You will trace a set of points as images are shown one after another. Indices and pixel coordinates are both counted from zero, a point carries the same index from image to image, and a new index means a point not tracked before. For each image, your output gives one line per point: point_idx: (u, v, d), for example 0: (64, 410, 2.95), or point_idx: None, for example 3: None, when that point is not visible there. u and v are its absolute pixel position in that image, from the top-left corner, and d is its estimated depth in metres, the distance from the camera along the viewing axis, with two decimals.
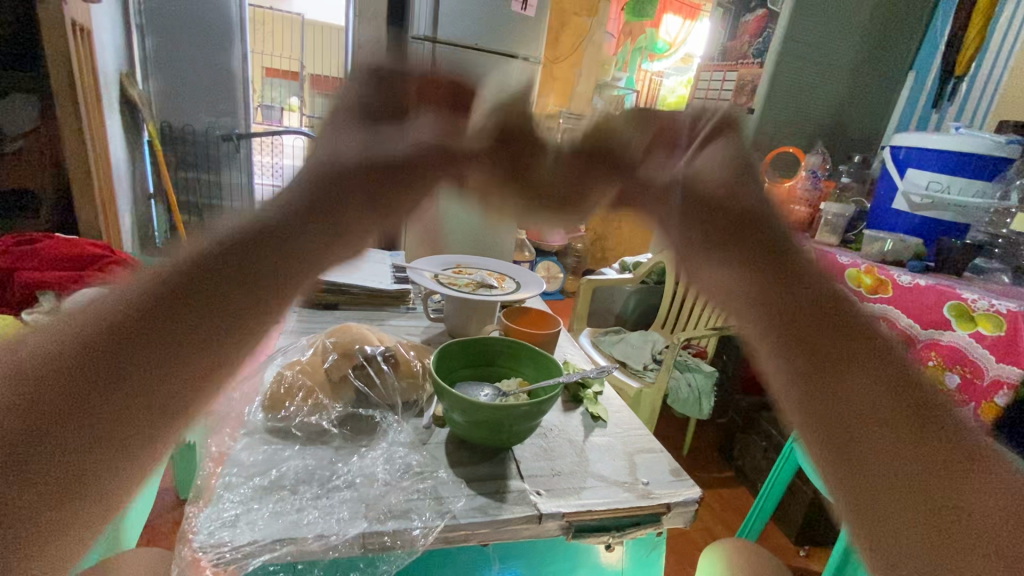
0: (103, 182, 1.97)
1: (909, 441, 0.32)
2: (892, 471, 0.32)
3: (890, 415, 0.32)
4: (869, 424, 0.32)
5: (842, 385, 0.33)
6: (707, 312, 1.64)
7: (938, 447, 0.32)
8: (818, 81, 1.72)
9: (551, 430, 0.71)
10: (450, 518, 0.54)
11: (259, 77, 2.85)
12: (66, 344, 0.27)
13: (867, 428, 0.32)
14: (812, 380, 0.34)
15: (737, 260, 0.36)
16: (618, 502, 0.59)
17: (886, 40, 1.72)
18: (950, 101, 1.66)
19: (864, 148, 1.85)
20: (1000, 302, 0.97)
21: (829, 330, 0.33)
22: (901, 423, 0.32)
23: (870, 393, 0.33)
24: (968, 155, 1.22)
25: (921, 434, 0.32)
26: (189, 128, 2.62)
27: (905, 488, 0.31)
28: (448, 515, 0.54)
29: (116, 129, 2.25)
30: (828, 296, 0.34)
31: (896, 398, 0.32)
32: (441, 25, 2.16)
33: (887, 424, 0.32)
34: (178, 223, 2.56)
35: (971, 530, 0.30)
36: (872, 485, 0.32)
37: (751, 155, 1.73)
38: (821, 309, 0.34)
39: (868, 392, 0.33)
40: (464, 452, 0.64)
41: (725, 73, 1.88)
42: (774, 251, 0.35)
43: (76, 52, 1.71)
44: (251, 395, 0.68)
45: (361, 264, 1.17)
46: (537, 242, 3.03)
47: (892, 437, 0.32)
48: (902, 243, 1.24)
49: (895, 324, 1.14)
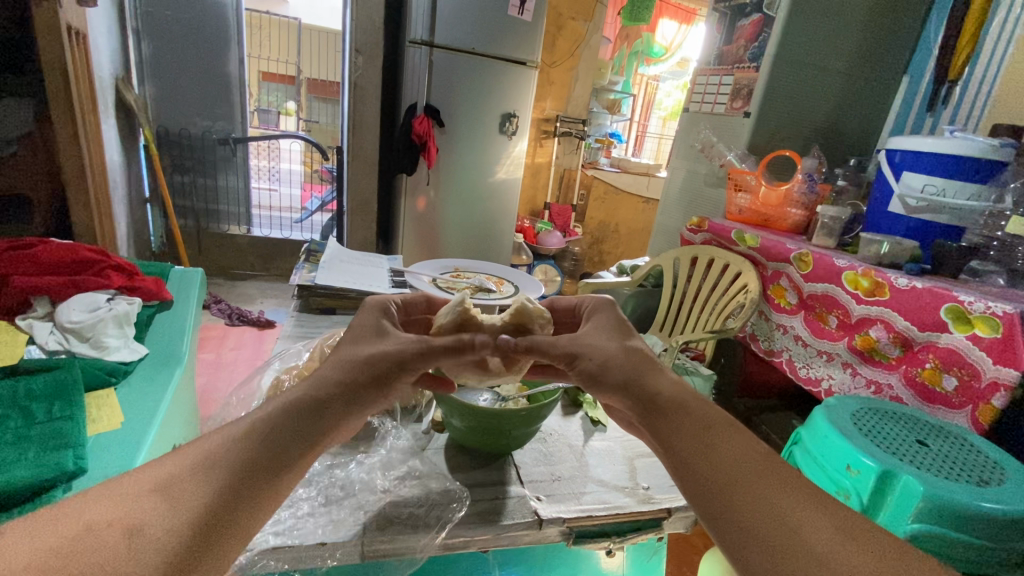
0: (99, 187, 1.97)
1: (779, 484, 0.45)
2: (777, 505, 0.44)
3: (756, 466, 0.47)
4: (745, 469, 0.46)
5: (717, 453, 0.48)
6: (705, 315, 1.65)
7: (798, 486, 0.45)
8: (813, 84, 1.73)
9: (551, 435, 0.71)
10: (451, 524, 0.53)
11: (256, 81, 2.86)
12: (227, 455, 0.44)
13: (743, 477, 0.46)
14: (694, 460, 0.48)
15: (624, 385, 0.56)
16: (619, 506, 0.59)
17: (880, 44, 1.73)
18: (944, 104, 1.67)
19: (859, 151, 1.86)
20: (995, 304, 0.96)
21: (693, 420, 0.51)
22: (767, 472, 0.46)
23: (739, 451, 0.48)
24: (963, 158, 1.22)
25: (783, 480, 0.46)
26: (186, 133, 2.67)
27: (792, 515, 0.43)
28: (448, 522, 0.53)
29: (112, 134, 2.25)
30: (685, 401, 0.54)
31: (755, 457, 0.48)
32: (438, 29, 2.17)
33: (758, 473, 0.46)
34: (174, 227, 2.56)
35: (851, 540, 0.41)
36: (765, 524, 0.43)
37: (747, 158, 1.74)
38: (683, 409, 0.53)
39: (737, 453, 0.48)
40: (464, 458, 0.64)
41: (721, 76, 1.89)
42: (645, 372, 0.56)
43: (71, 57, 1.71)
44: (248, 401, 0.68)
45: (358, 268, 1.17)
46: (534, 246, 3.03)
47: (765, 482, 0.45)
48: (898, 245, 1.24)
49: (893, 326, 1.15)
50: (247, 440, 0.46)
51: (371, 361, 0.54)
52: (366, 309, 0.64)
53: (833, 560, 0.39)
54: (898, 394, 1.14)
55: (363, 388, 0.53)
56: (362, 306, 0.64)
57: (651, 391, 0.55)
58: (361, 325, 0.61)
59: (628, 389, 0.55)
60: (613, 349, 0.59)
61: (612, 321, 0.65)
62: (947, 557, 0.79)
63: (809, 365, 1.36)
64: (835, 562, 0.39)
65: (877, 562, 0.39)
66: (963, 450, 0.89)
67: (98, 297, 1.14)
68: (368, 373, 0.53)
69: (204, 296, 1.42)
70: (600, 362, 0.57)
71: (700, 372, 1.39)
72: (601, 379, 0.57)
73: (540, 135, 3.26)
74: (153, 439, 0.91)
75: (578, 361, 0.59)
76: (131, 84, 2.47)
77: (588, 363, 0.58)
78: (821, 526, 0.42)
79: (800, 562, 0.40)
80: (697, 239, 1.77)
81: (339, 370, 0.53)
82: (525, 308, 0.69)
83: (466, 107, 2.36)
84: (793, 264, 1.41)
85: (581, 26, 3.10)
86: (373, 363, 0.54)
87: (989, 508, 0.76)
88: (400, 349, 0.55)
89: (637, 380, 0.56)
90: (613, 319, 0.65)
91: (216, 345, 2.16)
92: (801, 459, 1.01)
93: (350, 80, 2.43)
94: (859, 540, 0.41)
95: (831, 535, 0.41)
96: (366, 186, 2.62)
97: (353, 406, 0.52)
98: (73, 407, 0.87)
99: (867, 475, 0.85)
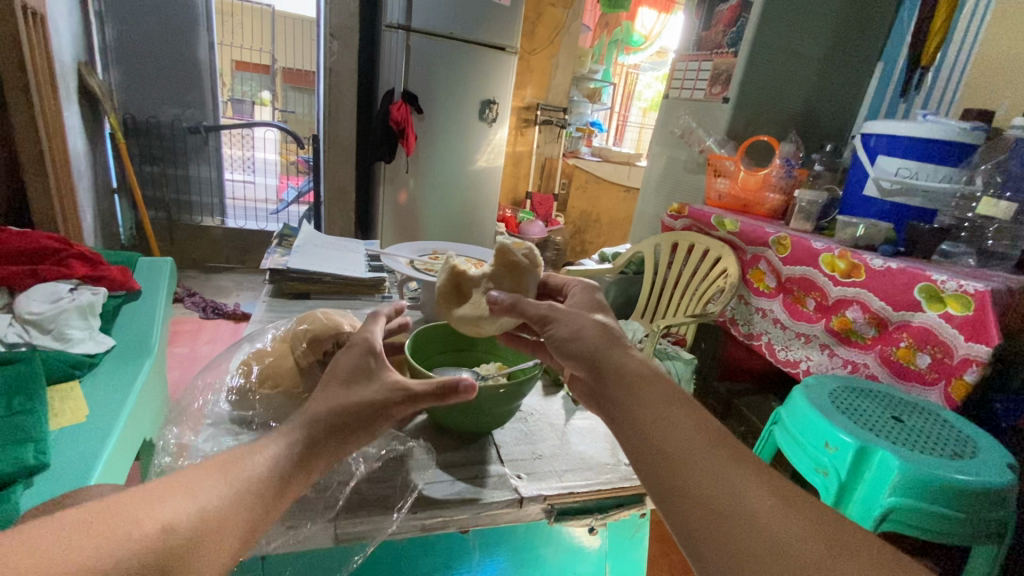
0: (61, 176, 1.89)
1: (731, 455, 0.45)
2: (725, 475, 0.43)
3: (711, 438, 0.46)
4: (700, 441, 0.46)
5: (671, 426, 0.48)
6: (685, 301, 1.65)
7: (747, 458, 0.45)
8: (791, 70, 1.74)
9: (532, 415, 0.71)
10: (422, 490, 0.54)
11: (228, 70, 2.78)
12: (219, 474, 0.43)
13: (694, 448, 0.46)
14: (649, 432, 0.48)
15: (585, 355, 0.56)
16: (601, 483, 0.59)
17: (856, 30, 1.74)
18: (917, 90, 1.69)
19: (836, 137, 1.88)
20: (967, 282, 0.97)
21: (654, 391, 0.51)
22: (721, 445, 0.46)
23: (697, 421, 0.48)
24: (936, 141, 1.24)
25: (737, 452, 0.45)
26: (154, 120, 2.57)
27: (738, 482, 0.43)
28: (418, 487, 0.55)
29: (75, 121, 2.16)
30: (647, 375, 0.53)
31: (711, 430, 0.47)
32: (415, 14, 2.13)
33: (710, 444, 0.46)
34: (143, 219, 2.48)
35: (798, 510, 0.41)
36: (710, 491, 0.43)
37: (726, 144, 1.75)
38: (644, 384, 0.52)
39: (690, 427, 0.47)
40: (442, 438, 0.63)
41: (701, 62, 1.89)
42: (608, 344, 0.56)
43: (27, 39, 1.64)
44: (213, 387, 0.65)
45: (333, 253, 1.14)
46: (516, 235, 3.01)
47: (716, 453, 0.45)
48: (873, 227, 1.27)
49: (868, 307, 1.16)
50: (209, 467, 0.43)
51: (346, 410, 0.51)
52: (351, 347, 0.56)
53: (772, 529, 0.39)
54: (874, 373, 1.16)
55: (347, 433, 0.51)
56: (351, 343, 0.57)
57: (612, 365, 0.54)
58: (342, 366, 0.55)
59: (589, 360, 0.56)
60: (588, 322, 0.58)
61: (595, 302, 0.65)
62: (924, 530, 0.80)
63: (787, 347, 1.38)
64: (776, 526, 0.39)
65: (815, 528, 0.39)
66: (938, 425, 0.91)
67: (60, 287, 1.09)
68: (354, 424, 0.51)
69: (174, 287, 1.39)
70: (572, 329, 0.58)
71: (681, 356, 1.42)
72: (568, 345, 0.58)
73: (521, 124, 3.24)
74: (120, 433, 0.88)
75: (549, 325, 0.60)
76: (95, 70, 2.37)
77: (561, 328, 0.59)
78: (766, 494, 0.42)
79: (740, 527, 0.40)
80: (678, 225, 1.78)
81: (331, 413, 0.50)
82: (505, 243, 0.68)
83: (444, 94, 2.32)
84: (772, 249, 1.42)
85: (561, 13, 3.07)
86: (349, 413, 0.51)
87: (961, 480, 0.77)
88: (381, 398, 0.52)
89: (601, 352, 0.55)
90: (596, 301, 0.65)
91: (190, 339, 2.10)
92: (780, 438, 1.03)
93: (325, 65, 2.37)
94: (803, 507, 0.41)
95: (773, 502, 0.41)
96: (343, 174, 2.56)
97: (337, 445, 0.50)
98: (35, 401, 0.83)
99: (845, 451, 0.86)
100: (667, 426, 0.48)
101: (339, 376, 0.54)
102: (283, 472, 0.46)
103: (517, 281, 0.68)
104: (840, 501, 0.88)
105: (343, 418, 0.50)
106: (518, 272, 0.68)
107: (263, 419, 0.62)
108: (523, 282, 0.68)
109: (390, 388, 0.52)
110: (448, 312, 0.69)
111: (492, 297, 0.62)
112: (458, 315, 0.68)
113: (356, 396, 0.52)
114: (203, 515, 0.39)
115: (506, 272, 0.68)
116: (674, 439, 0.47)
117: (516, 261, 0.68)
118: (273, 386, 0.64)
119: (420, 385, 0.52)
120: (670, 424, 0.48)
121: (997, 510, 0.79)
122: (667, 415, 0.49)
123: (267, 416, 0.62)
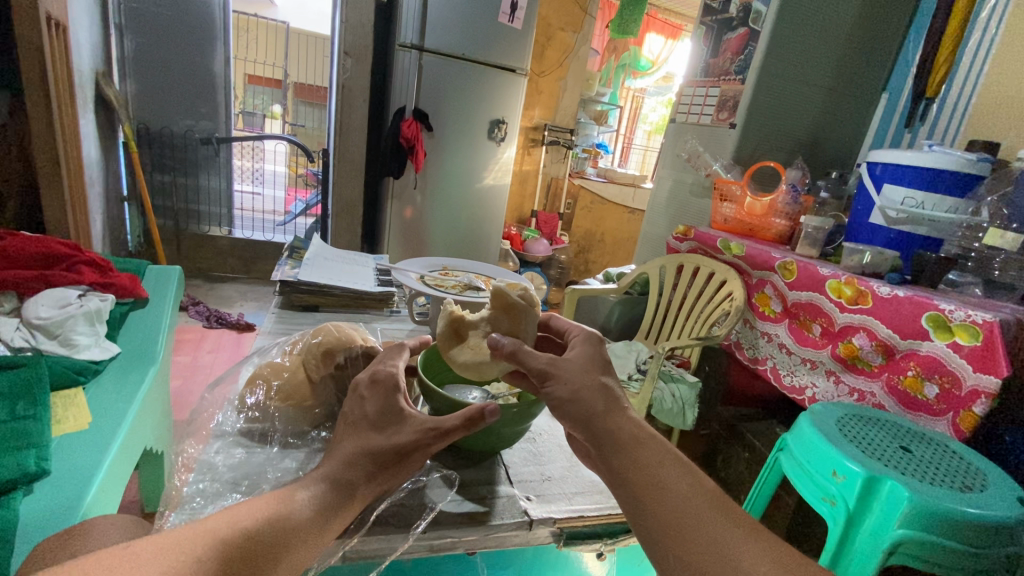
0: (75, 185, 1.91)
1: (728, 519, 0.46)
2: (722, 543, 0.44)
3: (708, 502, 0.48)
4: (694, 505, 0.47)
5: (668, 492, 0.48)
6: (690, 322, 1.66)
7: (739, 519, 0.47)
8: (797, 98, 1.76)
9: (541, 435, 0.72)
10: (436, 512, 0.54)
11: (241, 84, 2.85)
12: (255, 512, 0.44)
13: (690, 510, 0.47)
14: (643, 495, 0.49)
15: (580, 418, 0.53)
16: (610, 508, 0.60)
17: (861, 61, 1.77)
18: (921, 121, 1.70)
19: (840, 164, 1.90)
20: (975, 312, 0.96)
21: (650, 453, 0.51)
22: (717, 508, 0.47)
23: (691, 483, 0.49)
24: (942, 171, 1.24)
25: (732, 514, 0.47)
26: (167, 131, 2.61)
27: (732, 549, 0.44)
28: (433, 509, 0.54)
29: (90, 129, 2.19)
30: (641, 438, 0.52)
31: (706, 493, 0.48)
32: (428, 34, 2.18)
33: (706, 507, 0.47)
34: (150, 227, 2.50)
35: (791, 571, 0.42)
36: (706, 561, 0.44)
37: (733, 168, 1.77)
38: (640, 448, 0.51)
39: (686, 489, 0.48)
40: (454, 457, 0.63)
41: (708, 88, 1.93)
42: (605, 409, 0.53)
43: (50, 48, 1.68)
44: (224, 399, 0.66)
45: (343, 266, 1.15)
46: (521, 253, 3.02)
47: (712, 518, 0.46)
48: (879, 255, 1.25)
49: (875, 334, 1.15)
50: (223, 518, 0.43)
51: (375, 451, 0.51)
52: (378, 384, 0.56)
53: None
54: (880, 402, 1.14)
55: (375, 474, 0.51)
56: (376, 379, 0.56)
57: (609, 429, 0.52)
58: (370, 407, 0.55)
59: (585, 424, 0.53)
60: (588, 381, 0.54)
61: (600, 357, 0.58)
62: (933, 563, 0.78)
63: (793, 373, 1.37)
64: None
65: None
66: (946, 456, 0.90)
67: (69, 293, 1.09)
68: (377, 467, 0.51)
69: (182, 294, 1.40)
70: (572, 389, 0.54)
71: (686, 378, 1.43)
72: (568, 407, 0.53)
73: (528, 143, 3.27)
74: (122, 441, 0.87)
75: (547, 383, 0.55)
76: (112, 80, 2.41)
77: (559, 389, 0.54)
78: (762, 558, 0.43)
79: None
80: (684, 247, 1.79)
81: (361, 453, 0.51)
82: (501, 285, 0.65)
83: (453, 113, 2.35)
84: (777, 273, 1.41)
85: (570, 37, 3.14)
86: (378, 456, 0.51)
87: (971, 513, 0.76)
88: (414, 439, 0.52)
89: (597, 416, 0.52)
90: (601, 356, 0.58)
91: (192, 348, 2.09)
92: (786, 464, 1.01)
93: (338, 82, 2.41)
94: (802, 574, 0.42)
95: (768, 565, 0.42)
96: (352, 187, 2.59)
97: (370, 487, 0.51)
98: (39, 406, 0.83)
99: (854, 480, 0.85)
100: (663, 490, 0.48)
101: (369, 418, 0.54)
102: (315, 518, 0.46)
103: (515, 323, 0.65)
104: (848, 532, 0.86)
105: (374, 463, 0.51)
106: (517, 313, 0.65)
107: (275, 431, 0.63)
108: (522, 325, 0.65)
109: (422, 427, 0.53)
110: (449, 356, 0.67)
111: (490, 344, 0.58)
112: (459, 361, 0.65)
113: (387, 439, 0.52)
114: (196, 552, 0.39)
115: (503, 313, 0.65)
116: (669, 506, 0.47)
117: (512, 302, 0.65)
118: (285, 399, 0.63)
119: (449, 419, 0.52)
120: (666, 488, 0.48)
121: (1009, 545, 0.77)
122: (662, 482, 0.49)
123: (278, 429, 0.63)
